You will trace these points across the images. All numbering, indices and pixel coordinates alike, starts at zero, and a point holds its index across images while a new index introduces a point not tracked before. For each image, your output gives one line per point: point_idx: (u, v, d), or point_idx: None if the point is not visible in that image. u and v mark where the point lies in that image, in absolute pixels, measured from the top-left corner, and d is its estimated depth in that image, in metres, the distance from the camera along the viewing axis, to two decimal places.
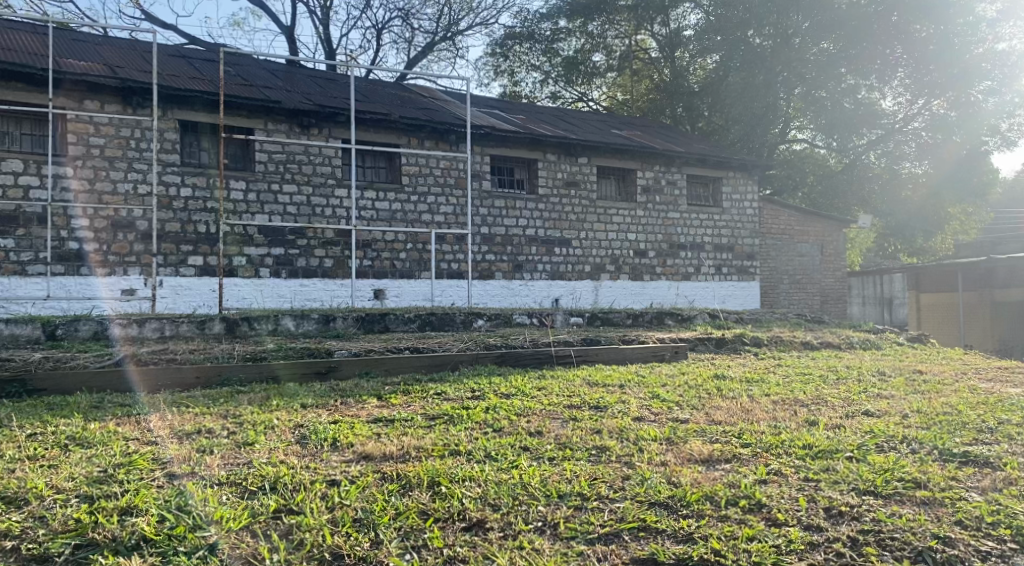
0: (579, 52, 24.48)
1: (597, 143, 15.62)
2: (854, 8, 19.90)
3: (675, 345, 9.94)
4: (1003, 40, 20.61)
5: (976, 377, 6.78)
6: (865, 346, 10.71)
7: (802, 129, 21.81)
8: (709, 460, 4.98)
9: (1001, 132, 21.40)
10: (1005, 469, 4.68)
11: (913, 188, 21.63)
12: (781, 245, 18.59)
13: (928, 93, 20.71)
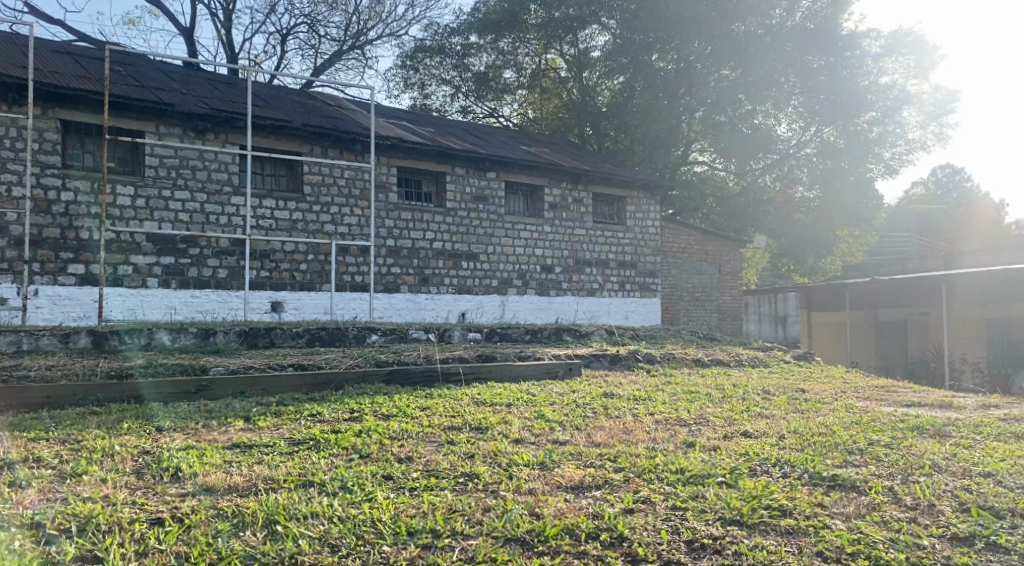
0: (490, 68, 24.34)
1: (503, 157, 15.39)
2: (752, 37, 20.59)
3: (570, 362, 9.64)
4: (886, 75, 21.90)
5: (855, 395, 6.80)
6: (753, 363, 10.82)
7: (704, 151, 22.57)
8: (579, 487, 4.84)
9: (886, 160, 22.52)
10: (869, 493, 4.61)
11: (805, 211, 22.44)
12: (680, 263, 18.88)
13: (819, 120, 21.43)
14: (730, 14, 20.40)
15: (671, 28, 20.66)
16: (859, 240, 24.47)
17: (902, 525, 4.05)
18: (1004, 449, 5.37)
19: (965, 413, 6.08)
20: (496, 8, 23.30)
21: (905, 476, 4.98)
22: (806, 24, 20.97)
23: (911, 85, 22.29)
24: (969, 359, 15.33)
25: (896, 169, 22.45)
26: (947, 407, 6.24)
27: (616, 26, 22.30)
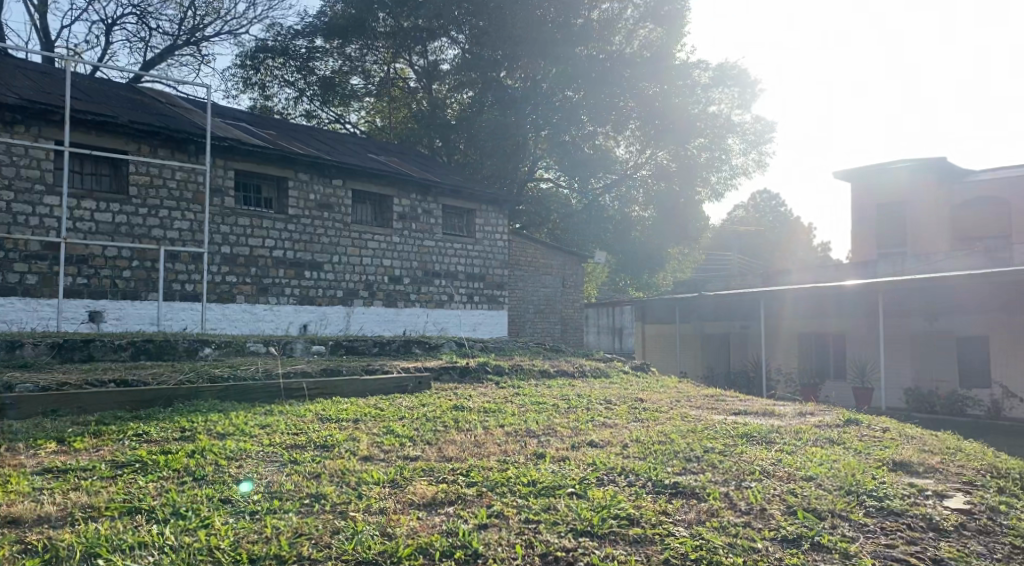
0: (336, 74, 23.69)
1: (350, 164, 14.98)
2: (592, 60, 21.59)
3: (418, 375, 9.45)
4: (713, 104, 23.69)
5: (688, 404, 7.23)
6: (595, 374, 11.24)
7: (549, 169, 23.16)
8: (432, 503, 4.84)
9: (712, 184, 24.30)
10: (708, 500, 5.13)
11: (641, 230, 23.56)
12: (527, 275, 19.34)
13: (655, 144, 22.89)
14: (574, 38, 21.22)
15: (516, 45, 21.10)
16: (688, 258, 26.29)
17: (737, 529, 4.64)
18: (819, 453, 5.94)
19: (784, 420, 6.63)
20: (343, 13, 22.79)
21: (737, 481, 5.51)
22: (642, 53, 22.28)
23: (736, 114, 24.22)
24: (782, 370, 16.85)
25: (720, 193, 24.41)
26: (770, 415, 6.78)
27: (465, 41, 22.56)
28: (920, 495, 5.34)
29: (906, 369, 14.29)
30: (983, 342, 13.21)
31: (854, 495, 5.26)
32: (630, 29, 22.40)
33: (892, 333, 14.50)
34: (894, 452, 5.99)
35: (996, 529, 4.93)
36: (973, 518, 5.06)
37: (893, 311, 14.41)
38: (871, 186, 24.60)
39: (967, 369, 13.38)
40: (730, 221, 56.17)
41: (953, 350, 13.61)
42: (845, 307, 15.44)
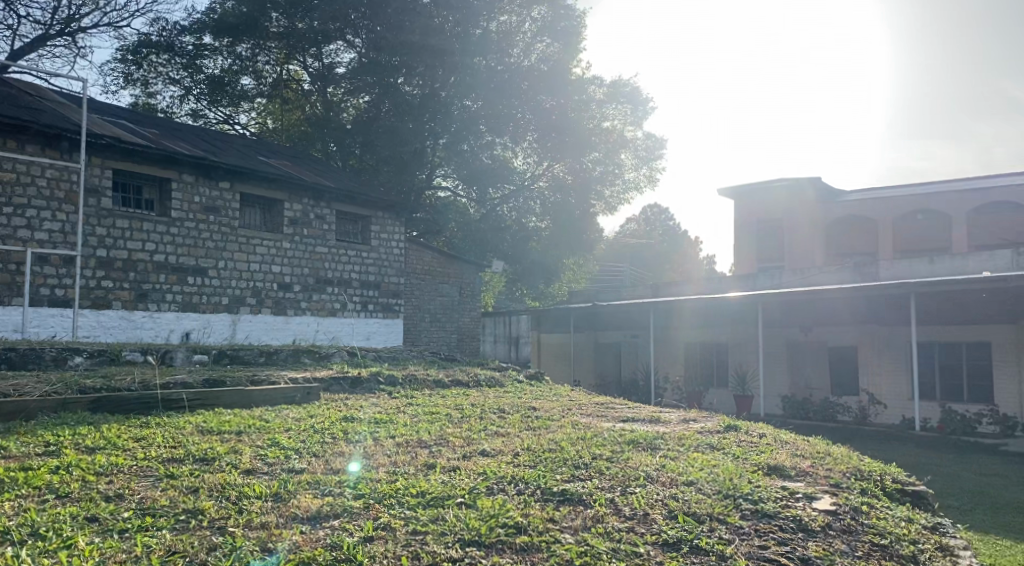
0: (225, 73, 22.83)
1: (240, 167, 14.42)
2: (491, 72, 21.80)
3: (307, 386, 9.11)
4: (607, 120, 24.33)
5: (579, 412, 7.32)
6: (490, 384, 11.22)
7: (447, 177, 23.10)
8: (317, 517, 4.70)
9: (606, 197, 24.80)
10: (594, 506, 5.22)
11: (538, 241, 23.60)
12: (424, 284, 19.20)
13: (552, 156, 23.26)
14: (472, 48, 21.41)
15: (415, 50, 21.00)
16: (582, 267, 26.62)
17: (621, 534, 4.75)
18: (700, 459, 6.15)
19: (668, 427, 6.83)
20: (233, 11, 21.73)
21: (623, 487, 5.63)
22: (540, 66, 22.59)
23: (628, 131, 24.98)
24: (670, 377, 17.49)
25: (614, 206, 24.99)
26: (655, 422, 6.97)
27: (361, 46, 22.33)
28: (792, 498, 5.61)
29: (782, 376, 15.06)
30: (851, 353, 14.11)
31: (731, 499, 5.49)
32: (527, 42, 22.76)
33: (771, 342, 15.27)
34: (769, 456, 6.25)
35: (858, 529, 5.27)
36: (838, 518, 5.38)
37: (772, 321, 15.19)
38: (755, 203, 25.97)
39: (840, 379, 14.25)
40: (624, 233, 57.77)
41: (825, 359, 14.47)
42: (729, 318, 16.15)
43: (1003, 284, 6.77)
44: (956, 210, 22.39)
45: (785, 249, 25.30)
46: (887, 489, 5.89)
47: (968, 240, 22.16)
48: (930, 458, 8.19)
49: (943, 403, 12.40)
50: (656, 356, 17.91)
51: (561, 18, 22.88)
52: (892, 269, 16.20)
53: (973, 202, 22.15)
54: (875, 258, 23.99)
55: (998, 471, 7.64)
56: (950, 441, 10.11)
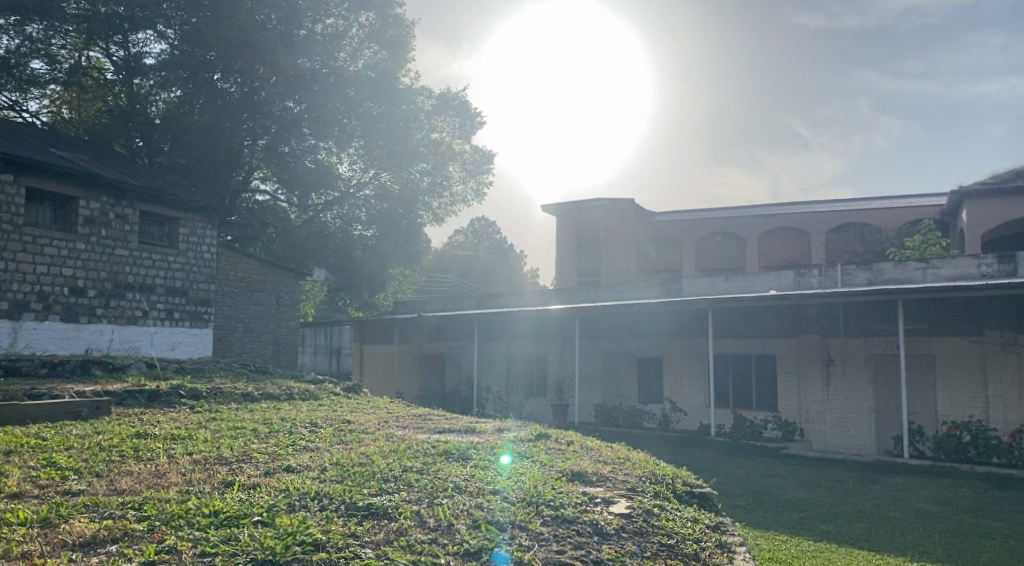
0: (11, 53, 18.50)
1: (22, 157, 12.24)
2: (315, 74, 18.79)
3: (96, 400, 8.23)
4: (435, 131, 22.47)
5: (394, 424, 7.23)
6: (304, 397, 10.62)
7: (267, 178, 20.51)
8: (90, 544, 4.28)
9: (434, 209, 22.82)
10: (398, 520, 5.14)
11: (363, 250, 21.31)
12: (237, 294, 17.38)
13: (378, 165, 20.89)
14: (294, 49, 18.53)
15: (233, 47, 17.78)
16: (409, 278, 24.17)
17: (422, 546, 4.72)
18: (509, 467, 6.27)
19: (482, 437, 6.92)
20: None
21: (430, 499, 5.59)
22: (367, 71, 19.92)
23: (457, 145, 23.27)
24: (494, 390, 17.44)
25: (441, 218, 23.04)
26: (471, 432, 7.04)
27: (174, 38, 18.91)
28: (591, 503, 5.83)
29: (597, 388, 15.26)
30: (657, 363, 14.42)
31: (533, 506, 5.61)
32: (355, 46, 20.52)
33: (586, 354, 15.48)
34: (574, 463, 6.49)
35: (648, 530, 5.57)
36: (632, 521, 5.65)
37: (587, 333, 15.42)
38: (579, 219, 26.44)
39: (644, 387, 14.54)
40: (454, 245, 56.82)
41: (634, 369, 14.77)
42: (548, 330, 16.29)
43: (788, 303, 7.46)
44: (750, 233, 24.84)
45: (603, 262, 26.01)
46: (677, 491, 6.30)
47: (761, 260, 24.69)
48: (724, 463, 8.79)
49: (733, 409, 12.76)
50: (480, 369, 17.84)
51: (391, 26, 20.92)
52: (694, 286, 17.34)
53: (763, 226, 24.65)
54: (680, 275, 25.82)
55: (777, 471, 8.45)
56: (750, 446, 10.99)
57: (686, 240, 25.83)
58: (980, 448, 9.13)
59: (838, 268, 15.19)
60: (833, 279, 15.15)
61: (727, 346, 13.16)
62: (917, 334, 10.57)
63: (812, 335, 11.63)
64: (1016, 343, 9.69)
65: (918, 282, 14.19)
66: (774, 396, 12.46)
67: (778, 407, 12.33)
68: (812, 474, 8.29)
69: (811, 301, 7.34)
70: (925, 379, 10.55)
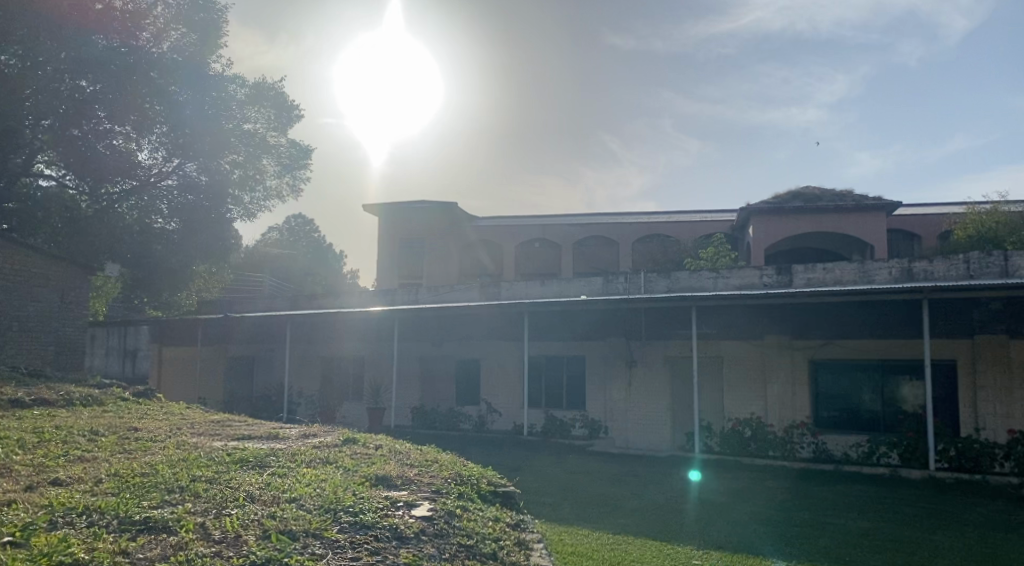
0: None
1: None
2: (112, 52, 16.84)
3: None
4: (246, 122, 20.24)
5: (189, 432, 6.81)
6: (85, 403, 9.61)
7: (52, 163, 18.37)
8: None
9: (244, 204, 20.95)
10: (178, 533, 4.73)
11: (164, 246, 19.50)
12: (13, 290, 15.53)
13: (184, 154, 19.11)
14: (91, 27, 16.41)
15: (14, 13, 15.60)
16: (214, 276, 22.84)
17: (203, 559, 4.36)
18: (310, 474, 6.04)
19: (285, 444, 6.67)
20: None
21: (218, 510, 5.24)
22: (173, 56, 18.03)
23: (271, 136, 21.21)
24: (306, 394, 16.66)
25: (253, 214, 21.24)
26: (274, 438, 6.78)
27: None
28: (392, 507, 5.70)
29: (413, 391, 15.04)
30: (473, 365, 14.43)
31: (331, 513, 5.37)
32: (160, 27, 18.41)
33: (402, 357, 15.18)
34: (378, 467, 6.38)
35: (448, 532, 5.51)
36: (433, 523, 5.58)
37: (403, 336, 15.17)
38: (400, 223, 26.71)
39: (460, 389, 14.53)
40: (272, 240, 53.45)
41: (451, 372, 14.68)
42: (365, 333, 15.82)
43: (596, 307, 7.80)
44: (565, 240, 25.58)
45: (426, 264, 26.49)
46: (481, 491, 6.39)
47: (574, 266, 25.47)
48: (527, 461, 9.05)
49: (546, 410, 13.11)
50: (291, 374, 16.98)
51: (198, 9, 19.13)
52: (512, 289, 17.92)
53: (577, 234, 25.53)
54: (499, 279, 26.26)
55: (582, 468, 8.79)
56: (562, 446, 11.34)
57: (505, 245, 26.20)
58: (760, 442, 9.80)
59: (643, 276, 16.11)
60: (637, 286, 16.03)
61: (540, 349, 13.40)
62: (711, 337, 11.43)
63: (619, 338, 12.22)
64: (792, 346, 10.71)
65: (711, 289, 15.41)
66: (583, 397, 12.92)
67: (587, 406, 12.83)
68: (611, 470, 8.72)
69: (617, 305, 7.72)
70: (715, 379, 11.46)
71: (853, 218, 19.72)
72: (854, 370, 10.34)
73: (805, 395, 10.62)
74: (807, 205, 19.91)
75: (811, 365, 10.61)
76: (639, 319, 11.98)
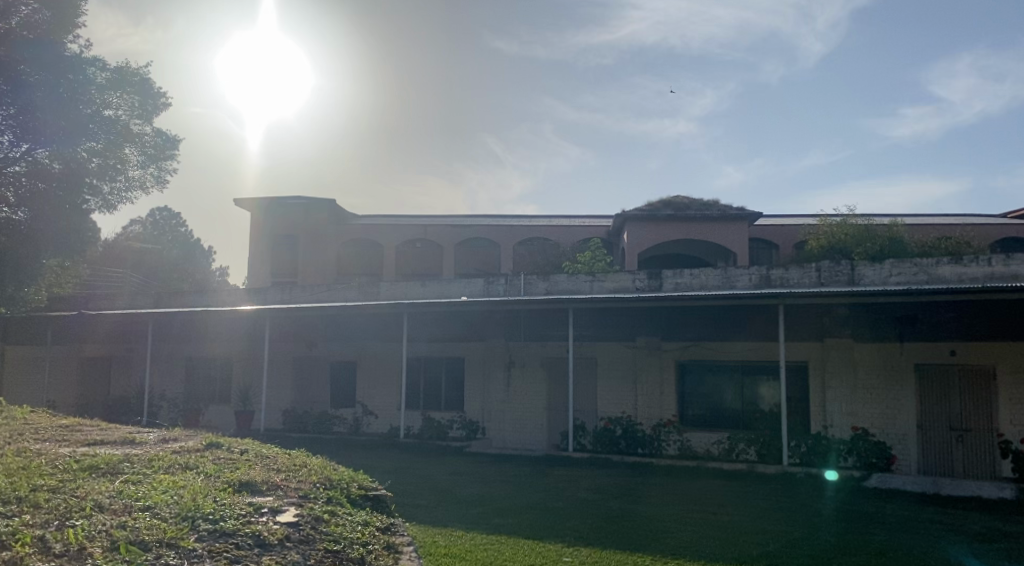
0: None
1: None
2: None
3: None
4: (106, 108, 18.85)
5: (30, 437, 6.31)
6: None
7: None
8: None
9: (102, 193, 19.58)
10: (11, 548, 4.19)
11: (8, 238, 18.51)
12: None
13: (34, 139, 17.46)
14: None
15: None
16: (67, 270, 21.74)
17: None
18: (167, 481, 5.73)
19: (142, 449, 6.31)
20: None
21: (60, 521, 4.78)
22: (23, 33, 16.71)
23: (134, 125, 19.87)
24: (167, 397, 15.81)
25: (112, 205, 19.87)
26: (128, 443, 6.39)
27: None
28: (256, 513, 5.46)
29: (287, 393, 14.57)
30: (350, 367, 14.19)
31: (189, 521, 5.03)
32: None
33: (274, 359, 14.66)
34: (243, 473, 6.15)
35: (315, 537, 5.32)
36: (298, 529, 5.38)
37: (277, 337, 14.68)
38: (281, 218, 25.92)
39: (335, 392, 14.29)
40: (139, 232, 50.08)
41: (326, 374, 14.34)
42: (238, 333, 15.19)
43: (471, 308, 7.81)
44: (449, 241, 25.54)
45: (298, 265, 25.80)
46: (351, 495, 6.27)
47: (456, 267, 25.47)
48: (399, 463, 9.03)
49: (423, 412, 13.14)
50: (152, 374, 16.07)
51: None
52: (391, 289, 17.72)
53: (456, 235, 25.54)
54: (378, 279, 25.67)
55: (455, 468, 8.83)
56: (436, 447, 11.39)
57: (387, 245, 25.90)
58: (630, 440, 10.21)
59: (522, 278, 16.34)
60: (516, 288, 16.25)
61: (418, 351, 13.39)
62: (585, 339, 11.78)
63: (497, 339, 12.33)
64: (660, 348, 11.20)
65: (588, 292, 15.88)
66: (460, 398, 13.04)
67: (465, 407, 12.93)
68: (482, 470, 8.81)
69: (492, 307, 7.78)
70: (589, 380, 11.84)
71: (718, 227, 20.92)
72: (715, 372, 10.91)
73: (672, 396, 11.11)
74: (678, 214, 20.86)
75: (677, 367, 11.12)
76: (517, 322, 12.17)
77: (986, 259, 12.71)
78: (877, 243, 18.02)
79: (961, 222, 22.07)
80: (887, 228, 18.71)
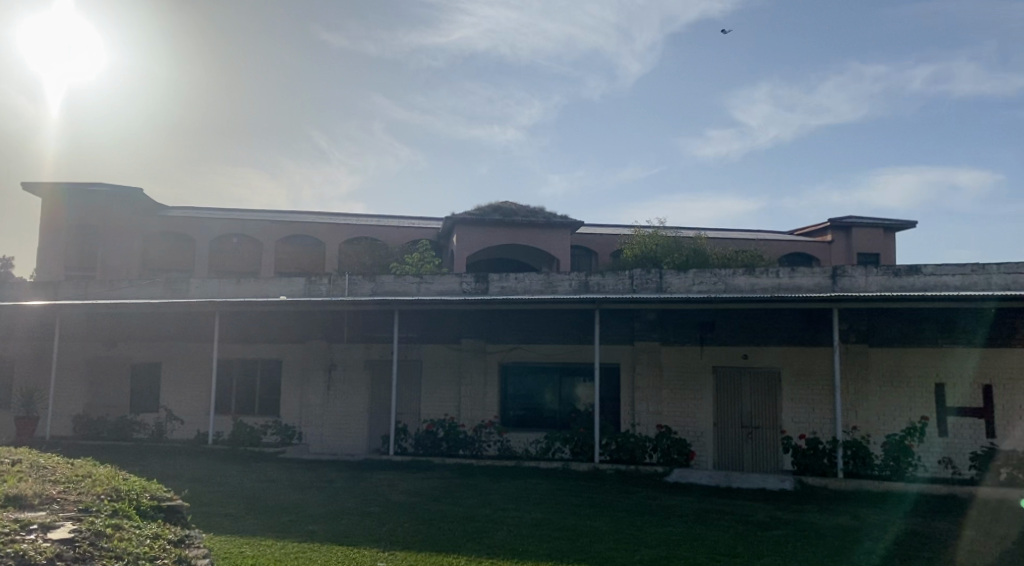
0: None
1: None
2: None
3: None
4: None
5: None
6: None
7: None
8: None
9: None
10: None
11: None
12: None
13: None
14: None
15: None
16: None
17: None
18: None
19: None
20: None
21: None
22: None
23: None
24: None
25: None
26: None
27: None
28: (22, 531, 4.91)
29: (80, 396, 13.38)
30: (154, 368, 13.23)
31: None
32: None
33: (66, 359, 13.41)
34: (10, 487, 5.56)
35: (90, 554, 4.87)
36: (73, 547, 4.89)
37: (71, 335, 13.46)
38: (86, 206, 23.97)
39: (134, 396, 13.30)
40: None
41: (126, 375, 13.30)
42: (25, 330, 13.80)
43: (277, 306, 7.53)
44: (269, 237, 24.47)
45: (99, 257, 23.92)
46: (140, 507, 5.85)
47: (276, 265, 24.50)
48: (200, 471, 8.54)
49: (235, 416, 12.48)
50: None
51: None
52: (202, 287, 16.72)
53: (278, 231, 24.57)
54: (188, 275, 24.13)
55: (260, 476, 8.46)
56: (247, 454, 10.83)
57: (200, 240, 24.38)
58: (451, 441, 10.22)
59: (345, 278, 16.08)
60: (339, 287, 15.94)
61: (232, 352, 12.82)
62: (411, 341, 11.74)
63: (318, 342, 12.21)
64: (485, 350, 11.37)
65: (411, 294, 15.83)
66: (277, 401, 12.52)
67: (281, 411, 12.46)
68: (287, 476, 8.53)
69: (300, 305, 7.57)
70: (412, 382, 11.83)
71: (544, 234, 21.69)
72: (535, 373, 11.23)
73: (493, 397, 11.32)
74: (506, 219, 21.31)
75: (499, 368, 11.34)
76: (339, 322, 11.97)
77: (774, 271, 13.96)
78: (682, 254, 19.49)
79: (756, 236, 24.31)
80: (694, 240, 20.23)
